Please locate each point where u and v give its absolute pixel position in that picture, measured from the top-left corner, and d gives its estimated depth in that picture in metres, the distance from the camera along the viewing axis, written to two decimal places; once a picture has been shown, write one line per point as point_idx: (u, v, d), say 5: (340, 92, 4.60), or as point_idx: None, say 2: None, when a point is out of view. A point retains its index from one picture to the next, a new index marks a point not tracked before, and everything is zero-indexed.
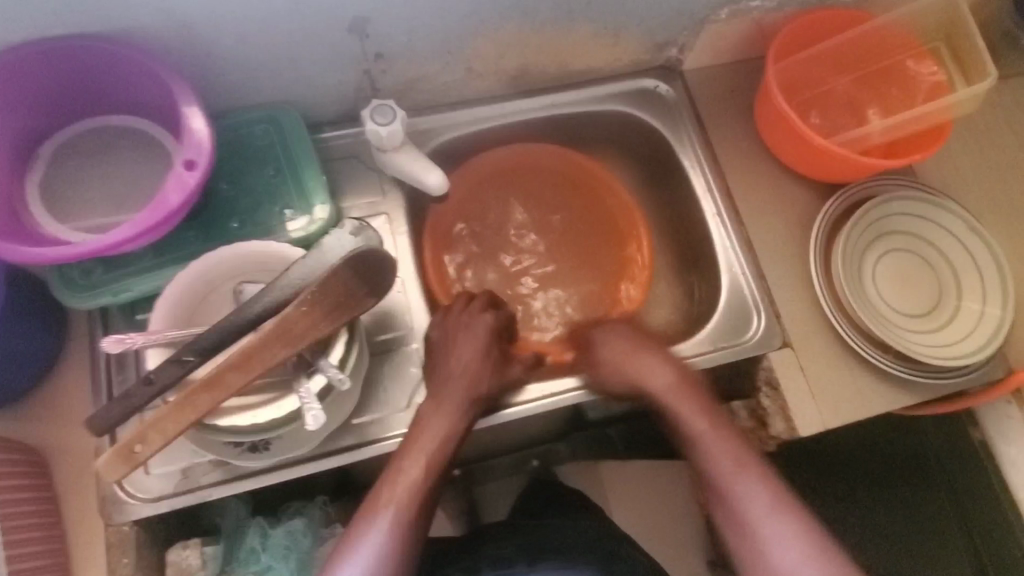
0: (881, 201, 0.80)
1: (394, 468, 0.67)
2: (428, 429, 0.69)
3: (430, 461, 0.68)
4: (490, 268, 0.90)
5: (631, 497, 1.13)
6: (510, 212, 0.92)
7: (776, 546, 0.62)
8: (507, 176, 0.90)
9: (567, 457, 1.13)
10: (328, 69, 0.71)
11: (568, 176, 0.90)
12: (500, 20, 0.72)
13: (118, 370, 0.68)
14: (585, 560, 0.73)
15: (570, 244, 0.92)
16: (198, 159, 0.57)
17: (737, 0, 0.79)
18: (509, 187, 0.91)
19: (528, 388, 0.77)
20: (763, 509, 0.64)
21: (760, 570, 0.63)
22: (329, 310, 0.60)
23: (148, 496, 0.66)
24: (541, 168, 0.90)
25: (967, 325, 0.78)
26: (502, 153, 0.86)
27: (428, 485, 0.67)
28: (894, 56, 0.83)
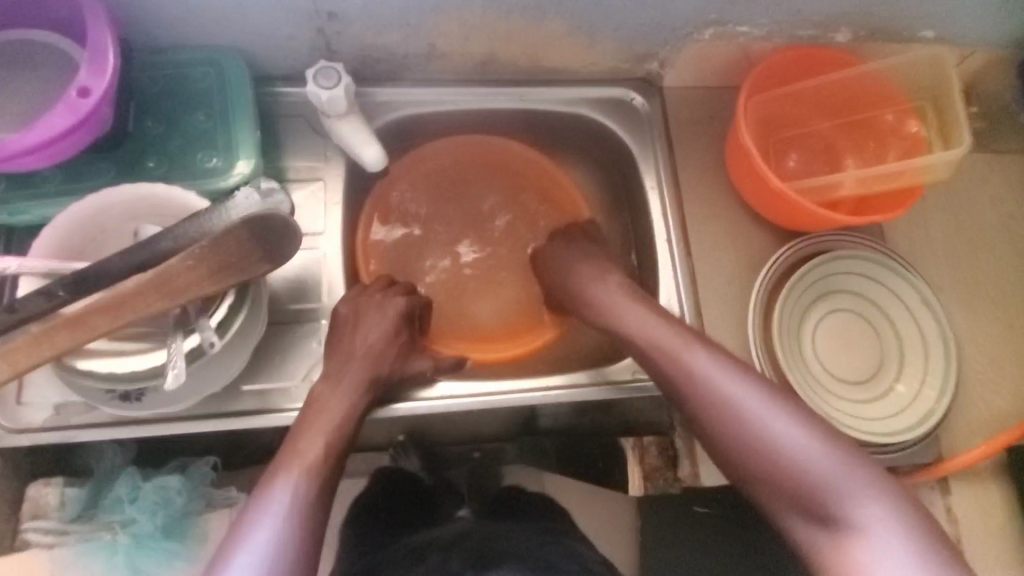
0: (833, 258, 0.77)
1: (292, 446, 0.61)
2: (326, 408, 0.65)
3: (331, 440, 0.63)
4: (431, 255, 0.86)
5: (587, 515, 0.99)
6: (458, 202, 0.88)
7: (789, 436, 0.58)
8: (462, 165, 0.87)
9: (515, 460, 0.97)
10: (276, 19, 0.68)
11: (528, 176, 0.88)
12: (464, 0, 0.69)
13: None
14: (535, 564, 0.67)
15: (513, 247, 0.87)
16: (93, 88, 0.56)
17: (723, 22, 0.75)
18: (462, 176, 0.87)
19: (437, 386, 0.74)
20: (714, 374, 0.62)
21: (727, 446, 0.59)
22: (213, 269, 0.57)
23: (14, 426, 0.64)
24: (500, 162, 0.87)
25: (900, 402, 0.75)
26: (457, 139, 0.84)
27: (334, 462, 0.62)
28: (876, 108, 0.78)
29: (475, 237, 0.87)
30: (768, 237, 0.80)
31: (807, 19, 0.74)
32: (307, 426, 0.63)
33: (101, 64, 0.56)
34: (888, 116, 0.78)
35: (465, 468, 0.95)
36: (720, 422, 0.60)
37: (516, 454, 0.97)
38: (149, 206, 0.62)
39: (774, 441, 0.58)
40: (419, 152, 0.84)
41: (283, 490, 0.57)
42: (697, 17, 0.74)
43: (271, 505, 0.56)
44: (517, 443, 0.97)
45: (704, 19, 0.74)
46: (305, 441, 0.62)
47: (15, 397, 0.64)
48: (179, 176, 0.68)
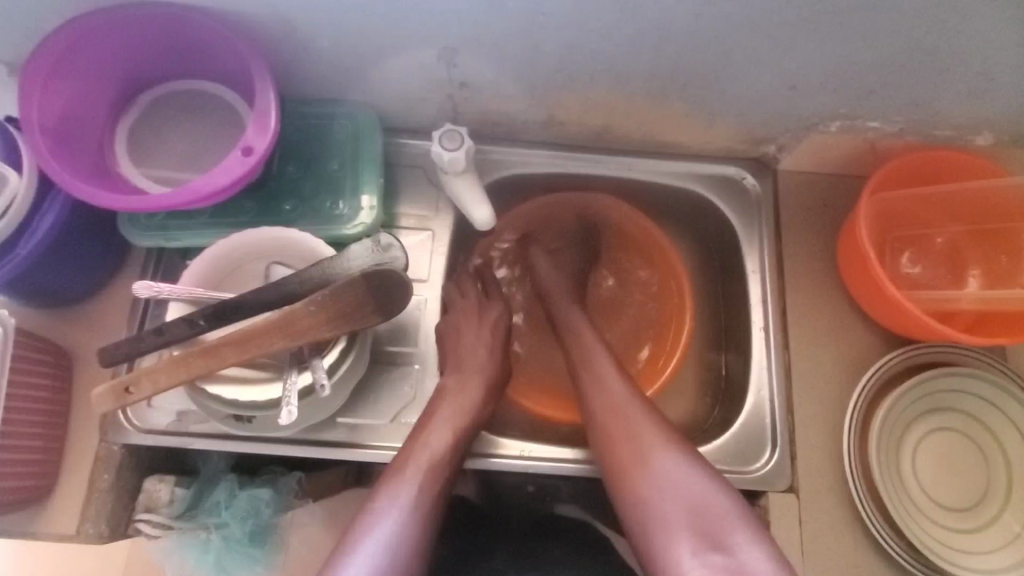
0: (948, 374, 0.72)
1: (416, 441, 0.67)
2: (440, 420, 0.69)
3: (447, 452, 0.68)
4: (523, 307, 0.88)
5: None
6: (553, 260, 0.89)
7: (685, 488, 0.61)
8: (561, 222, 0.87)
9: (567, 498, 0.99)
10: (412, 84, 0.73)
11: (627, 241, 0.88)
12: (589, 79, 0.71)
13: (154, 308, 0.74)
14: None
15: (603, 309, 0.88)
16: (256, 147, 0.61)
17: (852, 117, 0.72)
18: (560, 234, 0.87)
19: (506, 444, 0.76)
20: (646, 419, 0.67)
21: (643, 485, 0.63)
22: (333, 316, 0.62)
23: (142, 426, 0.72)
24: (599, 226, 0.88)
25: (1000, 539, 0.69)
26: (563, 200, 0.85)
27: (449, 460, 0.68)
28: (1013, 221, 0.73)
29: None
30: (875, 340, 0.76)
31: (946, 121, 0.71)
32: (415, 452, 0.67)
33: (262, 127, 0.61)
34: None
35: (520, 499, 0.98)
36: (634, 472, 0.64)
37: (570, 494, 0.99)
38: (283, 248, 0.68)
39: (695, 503, 0.60)
40: (522, 207, 0.85)
41: (394, 513, 0.62)
42: (825, 111, 0.72)
43: (384, 522, 0.61)
44: (572, 484, 0.99)
45: (832, 112, 0.72)
46: (410, 469, 0.65)
47: (146, 401, 0.72)
48: (308, 219, 0.73)
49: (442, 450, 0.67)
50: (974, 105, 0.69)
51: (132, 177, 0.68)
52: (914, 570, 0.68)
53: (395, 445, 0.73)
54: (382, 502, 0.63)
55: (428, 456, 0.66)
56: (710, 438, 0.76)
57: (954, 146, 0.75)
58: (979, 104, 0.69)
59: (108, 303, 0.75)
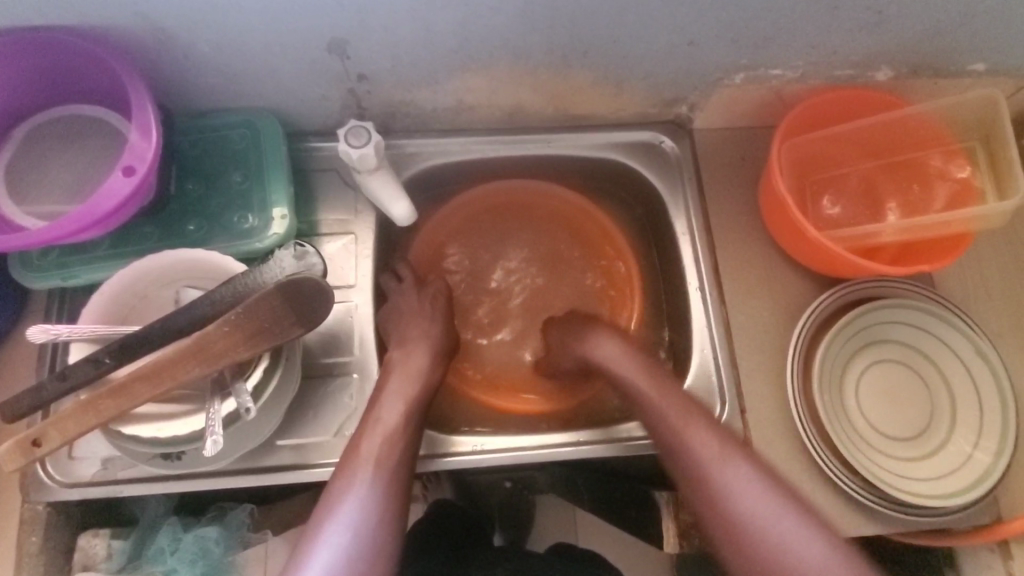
0: (881, 306, 0.73)
1: (370, 420, 0.66)
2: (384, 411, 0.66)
3: (396, 436, 0.65)
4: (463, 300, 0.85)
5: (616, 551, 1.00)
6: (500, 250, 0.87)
7: (772, 535, 0.60)
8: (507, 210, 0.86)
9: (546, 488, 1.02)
10: (308, 82, 0.70)
11: (568, 224, 0.87)
12: (490, 57, 0.69)
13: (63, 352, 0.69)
14: None
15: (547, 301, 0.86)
16: (138, 166, 0.57)
17: (754, 67, 0.73)
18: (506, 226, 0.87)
19: (462, 441, 0.73)
20: (713, 454, 0.64)
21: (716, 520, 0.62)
22: (248, 335, 0.59)
23: (65, 481, 0.66)
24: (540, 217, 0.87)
25: (950, 461, 0.70)
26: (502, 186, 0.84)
27: (406, 434, 0.66)
28: (920, 150, 0.75)
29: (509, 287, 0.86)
30: (807, 284, 0.77)
31: (844, 59, 0.72)
32: (367, 431, 0.65)
33: (143, 145, 0.57)
34: (934, 158, 0.75)
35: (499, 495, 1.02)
36: (725, 521, 0.62)
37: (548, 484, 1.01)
38: (189, 270, 0.65)
39: (780, 547, 0.59)
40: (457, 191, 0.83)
41: (353, 498, 0.61)
42: (728, 63, 0.72)
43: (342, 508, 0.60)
44: (550, 475, 1.00)
45: (735, 64, 0.72)
46: (363, 452, 0.63)
47: (66, 453, 0.67)
48: (218, 237, 0.70)
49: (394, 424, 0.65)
50: (866, 42, 0.70)
51: (14, 217, 0.63)
52: (873, 505, 0.68)
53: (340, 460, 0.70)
54: (341, 489, 0.61)
55: (379, 433, 0.65)
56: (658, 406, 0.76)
57: (856, 83, 0.76)
58: (872, 39, 0.70)
59: (10, 354, 0.70)
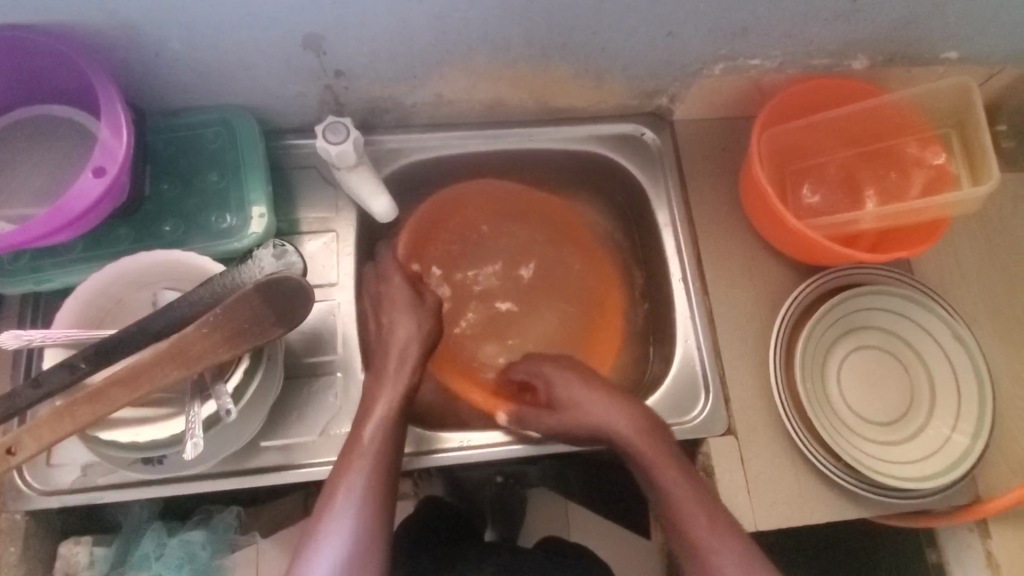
0: (860, 293, 0.73)
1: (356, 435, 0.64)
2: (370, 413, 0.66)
3: (383, 437, 0.65)
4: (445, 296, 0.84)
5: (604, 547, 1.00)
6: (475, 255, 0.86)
7: None
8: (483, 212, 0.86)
9: (537, 482, 1.03)
10: (284, 78, 0.69)
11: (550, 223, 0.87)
12: (468, 51, 0.69)
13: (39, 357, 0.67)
14: None
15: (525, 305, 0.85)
16: (108, 166, 0.56)
17: (733, 57, 0.73)
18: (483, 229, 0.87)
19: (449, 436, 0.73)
20: (705, 535, 0.61)
21: None
22: (228, 336, 0.58)
23: (45, 488, 0.65)
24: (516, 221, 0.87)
25: (929, 445, 0.71)
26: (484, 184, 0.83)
27: (391, 443, 0.65)
28: (896, 138, 0.76)
29: (484, 292, 0.85)
30: (788, 273, 0.78)
31: (821, 49, 0.73)
32: (354, 444, 0.64)
33: (113, 144, 0.56)
34: (910, 146, 0.76)
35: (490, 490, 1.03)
36: None
37: (540, 477, 1.02)
38: (165, 271, 0.63)
39: None
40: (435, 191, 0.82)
41: (342, 515, 0.59)
42: (707, 54, 0.72)
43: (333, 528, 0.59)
44: (541, 468, 1.01)
45: (714, 55, 0.73)
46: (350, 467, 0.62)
47: (45, 459, 0.66)
48: (195, 238, 0.69)
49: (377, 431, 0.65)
50: (843, 31, 0.70)
51: None
52: (857, 489, 0.69)
53: (326, 460, 0.70)
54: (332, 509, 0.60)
55: (364, 443, 0.64)
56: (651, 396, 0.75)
57: (834, 73, 0.76)
58: (849, 29, 0.70)
59: None
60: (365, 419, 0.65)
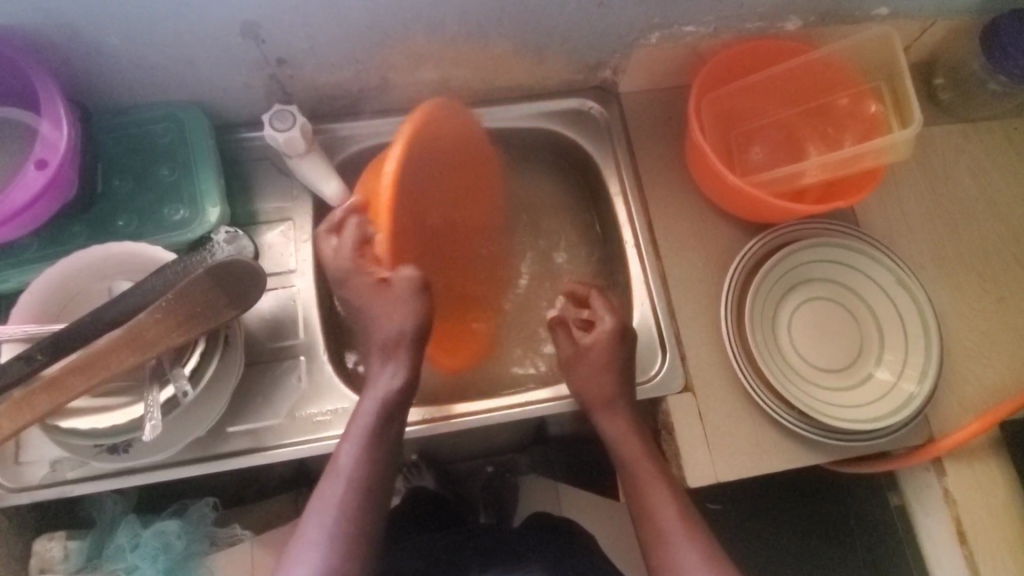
0: (805, 246, 0.75)
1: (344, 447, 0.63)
2: (358, 423, 0.64)
3: (370, 447, 0.63)
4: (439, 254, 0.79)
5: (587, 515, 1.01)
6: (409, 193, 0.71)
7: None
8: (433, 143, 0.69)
9: (526, 469, 1.09)
10: (228, 70, 0.70)
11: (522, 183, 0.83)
12: (406, 32, 0.70)
13: None
14: (538, 561, 0.75)
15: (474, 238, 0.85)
16: (50, 159, 0.57)
17: (667, 25, 0.75)
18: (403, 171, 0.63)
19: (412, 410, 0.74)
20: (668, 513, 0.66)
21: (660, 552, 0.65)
22: (180, 320, 0.59)
23: (15, 485, 0.66)
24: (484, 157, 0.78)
25: (880, 389, 0.73)
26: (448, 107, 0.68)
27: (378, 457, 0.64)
28: (831, 95, 0.78)
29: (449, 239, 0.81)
30: (738, 232, 0.80)
31: (752, 12, 0.75)
32: (336, 472, 0.63)
33: (53, 138, 0.58)
34: (843, 101, 0.78)
35: (481, 481, 1.10)
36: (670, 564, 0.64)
37: (529, 464, 1.08)
38: (118, 263, 0.64)
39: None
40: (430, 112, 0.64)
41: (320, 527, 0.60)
42: (641, 23, 0.74)
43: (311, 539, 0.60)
44: (530, 454, 1.09)
45: (648, 24, 0.74)
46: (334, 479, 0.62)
47: (13, 457, 0.67)
48: (149, 232, 0.70)
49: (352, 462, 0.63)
50: None
51: None
52: (811, 436, 0.71)
53: (292, 441, 0.71)
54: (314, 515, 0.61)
55: (339, 478, 0.62)
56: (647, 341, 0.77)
57: (768, 35, 0.79)
58: None
59: None
60: (354, 428, 0.65)
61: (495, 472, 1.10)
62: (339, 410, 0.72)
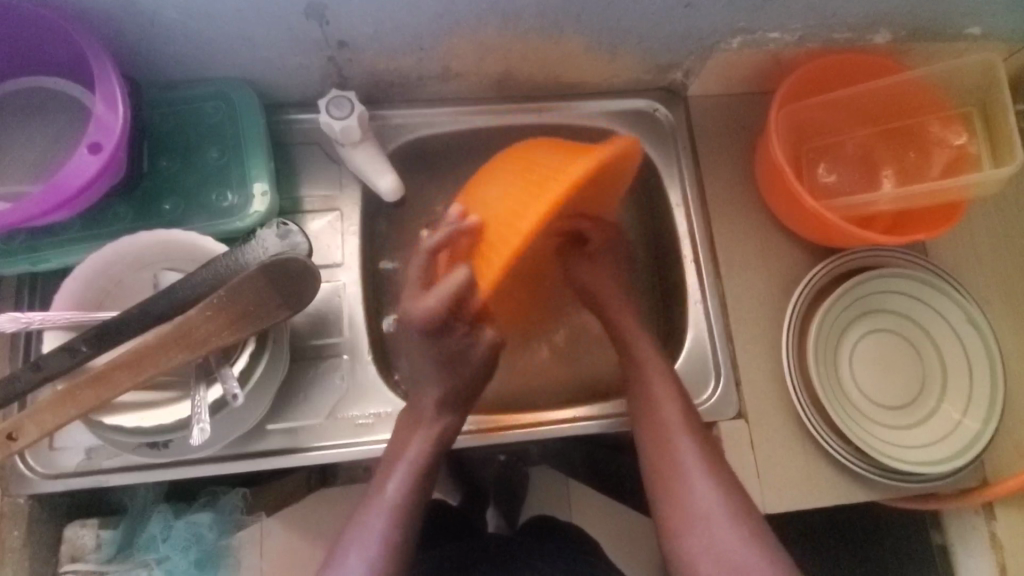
0: (874, 276, 0.72)
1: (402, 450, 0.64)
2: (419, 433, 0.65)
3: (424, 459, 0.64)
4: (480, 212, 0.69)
5: (606, 516, 1.02)
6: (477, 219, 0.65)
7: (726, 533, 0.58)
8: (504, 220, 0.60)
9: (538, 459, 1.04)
10: (285, 49, 0.66)
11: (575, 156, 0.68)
12: (476, 22, 0.66)
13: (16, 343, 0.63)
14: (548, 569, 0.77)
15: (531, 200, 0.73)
16: (104, 143, 0.54)
17: (752, 31, 0.70)
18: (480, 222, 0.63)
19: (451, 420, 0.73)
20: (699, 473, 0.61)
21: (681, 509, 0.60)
22: (232, 319, 0.56)
23: (48, 472, 0.64)
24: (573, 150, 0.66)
25: (938, 429, 0.71)
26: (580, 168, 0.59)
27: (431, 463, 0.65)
28: (917, 117, 0.74)
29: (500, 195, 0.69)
30: (803, 254, 0.76)
31: (844, 22, 0.70)
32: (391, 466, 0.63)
33: (107, 120, 0.54)
34: (931, 125, 0.74)
35: (493, 468, 1.04)
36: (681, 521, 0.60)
37: (541, 454, 1.03)
38: (165, 252, 0.61)
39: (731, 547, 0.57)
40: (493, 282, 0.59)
41: (368, 520, 0.60)
42: (725, 27, 0.70)
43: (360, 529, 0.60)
44: (543, 446, 1.02)
45: (732, 28, 0.70)
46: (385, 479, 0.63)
47: (47, 443, 0.65)
48: (195, 218, 0.66)
49: (400, 503, 0.62)
50: (867, 3, 0.67)
51: None
52: (862, 472, 0.69)
53: (333, 443, 0.69)
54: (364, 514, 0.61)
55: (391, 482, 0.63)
56: (716, 361, 0.74)
57: (854, 47, 0.74)
58: (873, 2, 0.67)
59: None
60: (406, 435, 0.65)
61: (507, 462, 1.03)
62: (383, 414, 0.70)
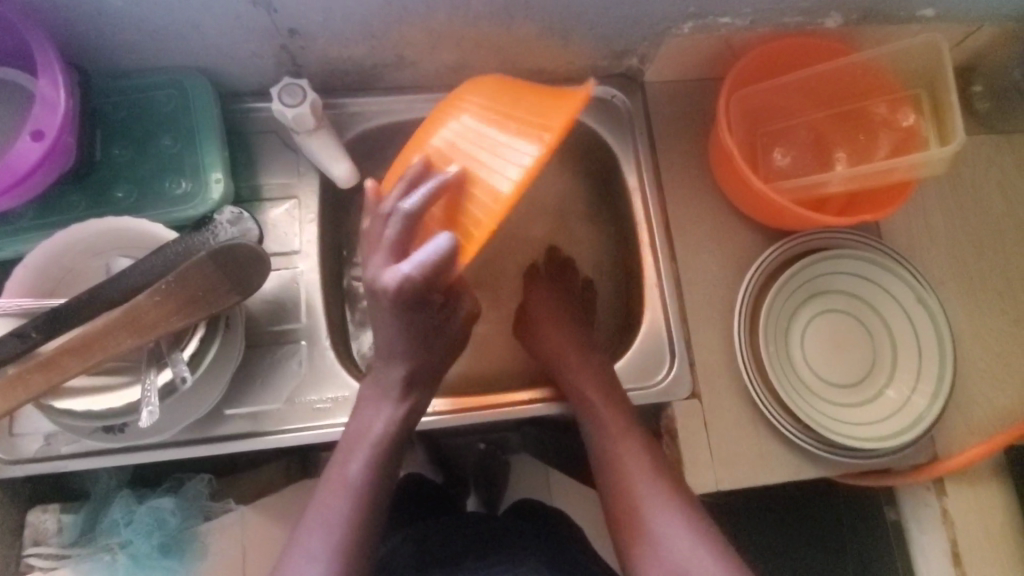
0: (824, 257, 0.73)
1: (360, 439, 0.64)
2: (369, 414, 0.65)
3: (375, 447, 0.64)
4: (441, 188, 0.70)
5: (579, 499, 1.03)
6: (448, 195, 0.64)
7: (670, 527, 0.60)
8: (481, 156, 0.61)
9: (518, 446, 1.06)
10: (236, 37, 0.66)
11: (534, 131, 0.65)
12: (425, 9, 0.66)
13: None
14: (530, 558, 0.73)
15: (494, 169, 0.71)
16: (47, 130, 0.55)
17: (702, 15, 0.71)
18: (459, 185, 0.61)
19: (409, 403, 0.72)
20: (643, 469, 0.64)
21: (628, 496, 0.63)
22: (180, 303, 0.57)
23: (8, 458, 0.65)
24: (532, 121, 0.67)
25: (887, 406, 0.72)
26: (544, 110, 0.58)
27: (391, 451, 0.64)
28: (866, 100, 0.75)
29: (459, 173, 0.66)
30: (757, 237, 0.77)
31: (794, 6, 0.70)
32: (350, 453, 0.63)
33: (50, 108, 0.55)
34: (879, 107, 0.74)
35: (474, 455, 1.05)
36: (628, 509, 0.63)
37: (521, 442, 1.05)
38: (116, 238, 0.62)
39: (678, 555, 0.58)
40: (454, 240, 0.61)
41: (328, 511, 0.60)
42: (675, 12, 0.70)
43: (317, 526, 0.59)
44: (523, 435, 1.03)
45: (682, 13, 0.70)
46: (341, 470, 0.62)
47: (6, 429, 0.66)
48: (150, 205, 0.67)
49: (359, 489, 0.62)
50: None
51: None
52: (813, 450, 0.70)
53: (291, 427, 0.70)
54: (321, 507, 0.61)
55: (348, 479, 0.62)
56: (671, 343, 0.75)
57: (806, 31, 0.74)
58: None
59: None
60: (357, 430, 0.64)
61: (488, 449, 1.05)
62: (340, 398, 0.71)
